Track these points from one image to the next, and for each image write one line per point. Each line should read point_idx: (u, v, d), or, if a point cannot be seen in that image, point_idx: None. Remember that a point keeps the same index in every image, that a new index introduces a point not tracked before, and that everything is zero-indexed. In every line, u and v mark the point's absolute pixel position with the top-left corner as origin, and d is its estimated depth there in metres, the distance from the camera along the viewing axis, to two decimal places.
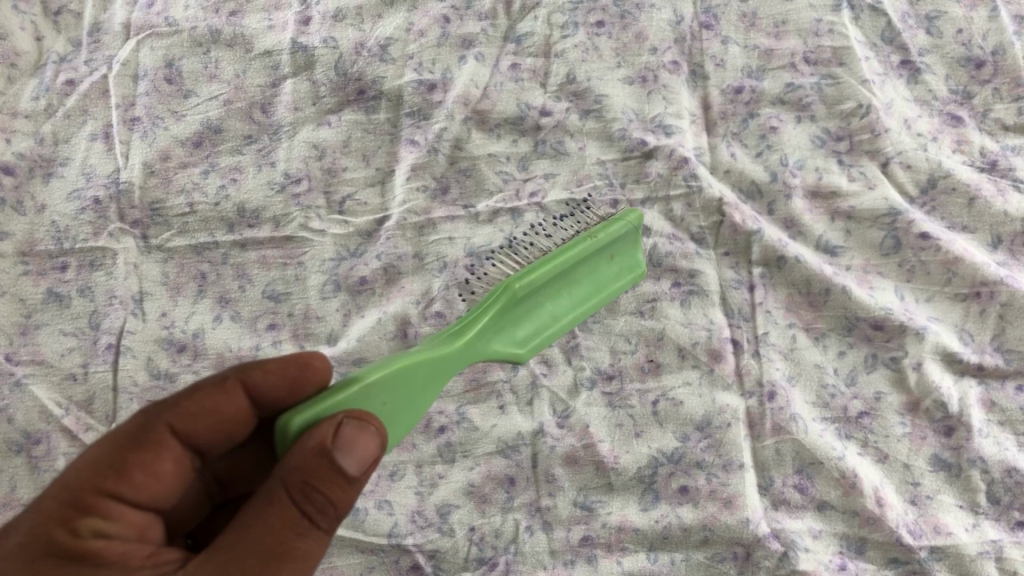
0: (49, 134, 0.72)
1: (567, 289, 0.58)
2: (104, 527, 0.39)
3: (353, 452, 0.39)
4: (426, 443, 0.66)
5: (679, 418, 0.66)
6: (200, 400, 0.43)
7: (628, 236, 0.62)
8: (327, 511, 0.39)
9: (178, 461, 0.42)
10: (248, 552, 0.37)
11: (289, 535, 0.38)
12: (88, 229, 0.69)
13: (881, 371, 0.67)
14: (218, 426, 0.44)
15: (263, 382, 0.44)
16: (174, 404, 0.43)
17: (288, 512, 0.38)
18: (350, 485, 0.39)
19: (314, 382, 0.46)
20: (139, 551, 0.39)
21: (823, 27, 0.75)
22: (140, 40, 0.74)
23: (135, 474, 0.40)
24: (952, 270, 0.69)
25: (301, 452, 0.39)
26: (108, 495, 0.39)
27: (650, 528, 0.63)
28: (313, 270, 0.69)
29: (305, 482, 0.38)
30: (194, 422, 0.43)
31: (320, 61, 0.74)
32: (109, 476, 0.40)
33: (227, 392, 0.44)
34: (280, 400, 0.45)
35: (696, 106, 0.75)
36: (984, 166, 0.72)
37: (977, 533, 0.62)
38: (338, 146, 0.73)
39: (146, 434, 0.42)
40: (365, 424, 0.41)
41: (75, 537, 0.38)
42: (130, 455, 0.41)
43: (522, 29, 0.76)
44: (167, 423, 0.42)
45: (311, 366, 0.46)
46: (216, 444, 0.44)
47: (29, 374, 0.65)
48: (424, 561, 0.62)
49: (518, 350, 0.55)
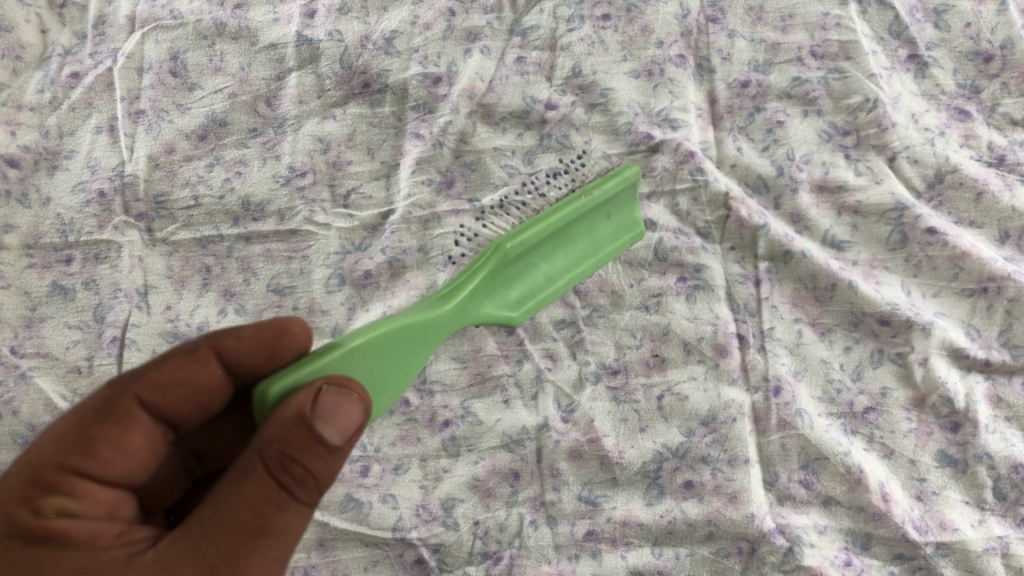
0: (54, 127, 0.72)
1: (562, 247, 0.57)
2: (69, 506, 0.39)
3: (333, 421, 0.38)
4: (430, 437, 0.66)
5: (684, 413, 0.66)
6: (171, 370, 0.43)
7: (625, 193, 0.59)
8: (307, 483, 0.38)
9: (148, 434, 0.43)
10: (225, 527, 0.37)
11: (267, 509, 0.37)
12: (92, 222, 0.69)
13: (887, 366, 0.67)
14: (190, 396, 0.44)
15: (238, 349, 0.44)
16: (144, 375, 0.43)
17: (265, 485, 0.37)
18: (331, 455, 0.39)
19: (292, 348, 0.46)
20: (107, 529, 0.39)
21: (830, 21, 0.75)
22: (145, 33, 0.74)
23: (102, 450, 0.41)
24: (959, 265, 0.68)
25: (278, 424, 0.37)
26: (74, 472, 0.40)
27: (654, 524, 0.63)
28: (318, 263, 0.69)
29: (282, 454, 0.37)
30: (164, 392, 0.43)
31: (325, 54, 0.74)
32: (75, 453, 0.40)
33: (200, 361, 0.44)
34: (257, 368, 0.45)
35: (702, 100, 0.75)
36: (992, 160, 0.71)
37: (983, 529, 0.62)
38: (342, 140, 0.73)
39: (113, 407, 0.42)
40: (346, 391, 0.39)
41: (39, 517, 0.38)
42: (96, 430, 0.41)
43: (527, 22, 0.76)
44: (134, 395, 0.42)
45: (289, 331, 0.46)
46: (189, 415, 0.45)
47: (35, 367, 0.65)
48: (429, 555, 0.63)
49: (512, 313, 0.54)
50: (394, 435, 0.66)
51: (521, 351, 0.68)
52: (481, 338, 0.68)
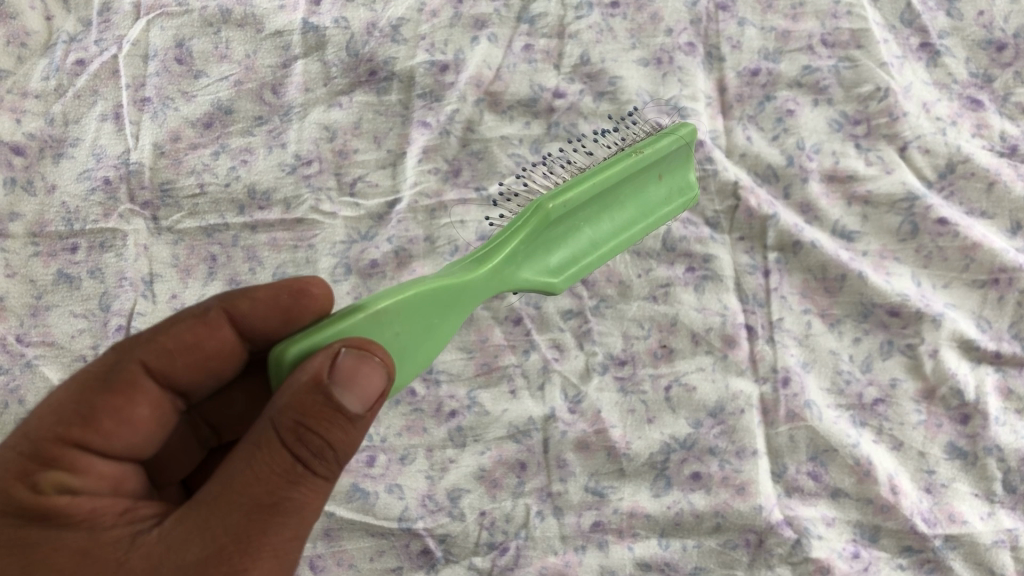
0: (59, 115, 0.71)
1: (608, 211, 0.55)
2: (70, 481, 0.39)
3: (355, 385, 0.38)
4: (436, 427, 0.65)
5: (692, 404, 0.66)
6: (180, 335, 0.43)
7: (678, 153, 0.57)
8: (326, 454, 0.38)
9: (154, 404, 0.42)
10: (236, 504, 0.36)
11: (280, 484, 0.37)
12: (98, 210, 0.69)
13: (896, 358, 0.66)
14: (200, 362, 0.44)
15: (252, 311, 0.44)
16: (150, 341, 0.42)
17: (279, 458, 0.37)
18: (353, 425, 0.38)
19: (312, 310, 0.45)
20: (112, 506, 0.39)
21: (841, 10, 0.73)
22: (150, 20, 0.73)
23: (103, 421, 0.40)
24: (970, 256, 0.68)
25: (293, 393, 0.37)
26: (75, 446, 0.40)
27: (661, 515, 0.63)
28: (324, 253, 0.69)
29: (297, 423, 0.37)
30: (174, 358, 0.43)
31: (331, 42, 0.73)
32: (76, 424, 0.40)
33: (210, 325, 0.43)
34: (273, 330, 0.45)
35: (712, 88, 0.74)
36: (1004, 151, 0.70)
37: (992, 522, 0.62)
38: (349, 129, 0.72)
39: (117, 375, 0.41)
40: (368, 354, 0.39)
41: (38, 494, 0.38)
42: (99, 400, 0.40)
43: (535, 9, 0.74)
44: (141, 361, 0.42)
45: (308, 292, 0.45)
46: (199, 380, 0.44)
47: (40, 355, 0.66)
48: (435, 545, 0.62)
49: (552, 279, 0.52)
50: (400, 425, 0.65)
51: (528, 341, 0.67)
52: (487, 328, 0.68)
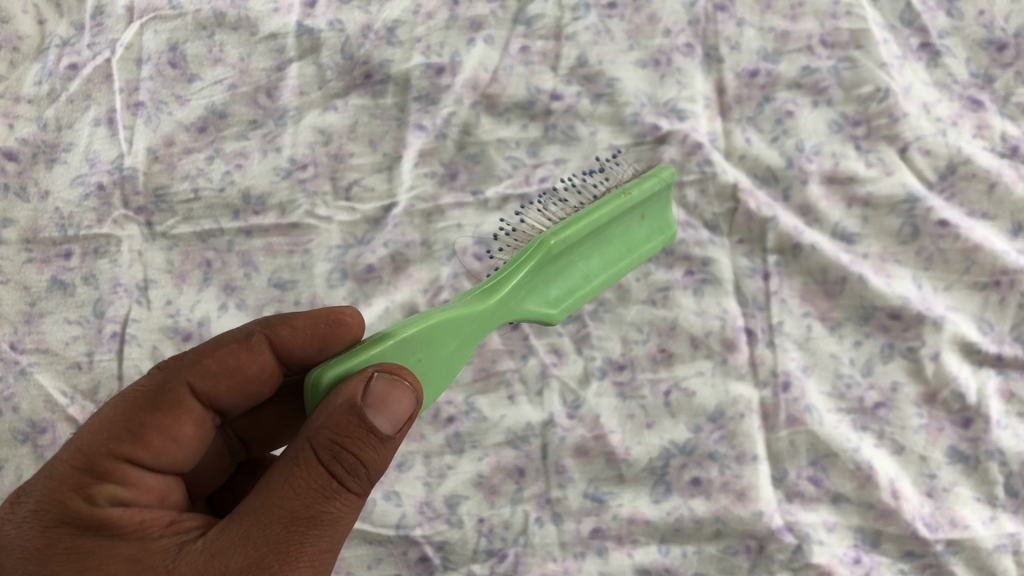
0: (52, 119, 0.70)
1: (598, 247, 0.54)
2: (122, 494, 0.41)
3: (387, 411, 0.39)
4: (434, 433, 0.65)
5: (692, 409, 0.65)
6: (222, 359, 0.46)
7: (660, 194, 0.58)
8: (359, 471, 0.39)
9: (197, 422, 0.44)
10: (276, 516, 0.38)
11: (317, 498, 0.39)
12: (91, 216, 0.69)
13: (898, 362, 0.66)
14: (240, 385, 0.46)
15: (291, 339, 0.46)
16: (197, 363, 0.45)
17: (316, 474, 0.39)
18: (383, 446, 0.40)
19: (344, 338, 0.47)
20: (159, 518, 0.41)
21: (841, 10, 0.72)
22: (143, 23, 0.72)
23: (154, 438, 0.43)
24: (972, 258, 0.67)
25: (328, 413, 0.38)
26: (125, 460, 0.42)
27: (661, 521, 0.62)
28: (319, 257, 0.69)
29: (334, 442, 0.38)
30: (216, 381, 0.45)
31: (326, 45, 0.72)
32: (128, 441, 0.42)
33: (252, 351, 0.46)
34: (309, 356, 0.47)
35: (711, 90, 0.73)
36: (1005, 152, 0.69)
37: (995, 526, 0.61)
38: (344, 132, 0.72)
39: (164, 396, 0.44)
40: (398, 378, 0.39)
41: (93, 506, 0.40)
42: (148, 418, 0.43)
43: (532, 10, 0.73)
44: (186, 381, 0.44)
45: (343, 321, 0.47)
46: (235, 403, 0.47)
47: (34, 363, 0.65)
48: (433, 553, 0.62)
49: (551, 311, 0.50)
50: None
51: (526, 346, 0.67)
52: (484, 333, 0.67)
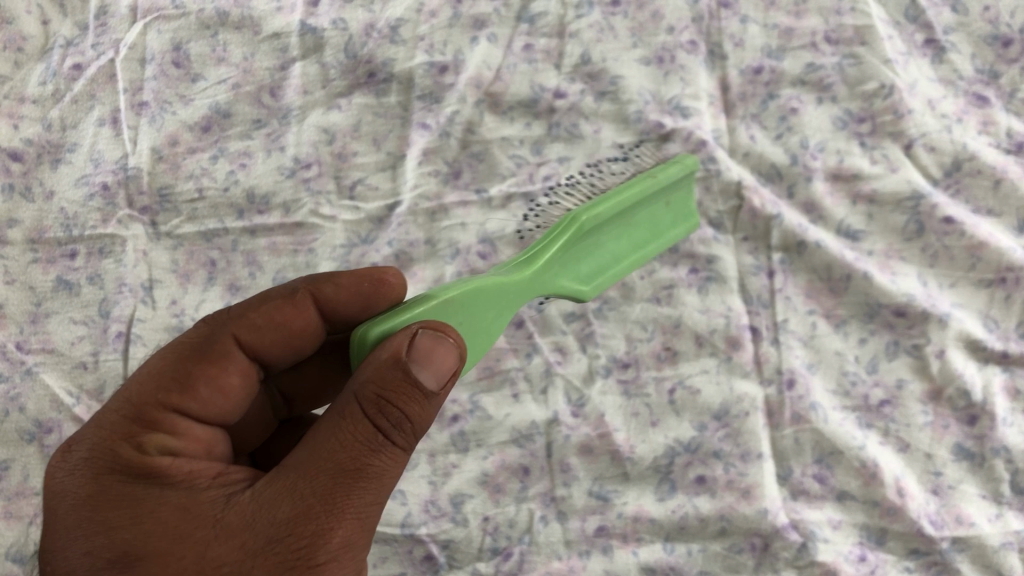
0: (57, 119, 0.71)
1: (627, 229, 0.54)
2: (171, 443, 0.42)
3: (433, 366, 0.39)
4: (439, 432, 0.65)
5: (696, 407, 0.65)
6: (268, 313, 0.47)
7: (683, 181, 0.58)
8: (403, 423, 0.39)
9: (242, 373, 0.46)
10: (323, 468, 0.38)
11: (361, 451, 0.38)
12: (96, 216, 0.69)
13: (903, 359, 0.66)
14: (283, 340, 0.47)
15: (334, 296, 0.47)
16: (242, 317, 0.46)
17: (361, 428, 0.38)
18: (428, 400, 0.39)
19: (388, 297, 0.48)
20: (205, 470, 0.41)
21: (845, 5, 0.72)
22: (147, 23, 0.72)
23: (201, 389, 0.44)
24: (977, 255, 0.67)
25: (372, 366, 0.38)
26: (173, 409, 0.43)
27: (666, 519, 0.63)
28: (324, 256, 0.69)
29: (380, 395, 0.38)
30: (259, 333, 0.46)
31: (329, 44, 0.72)
32: (175, 391, 0.43)
33: (296, 305, 0.47)
34: (348, 313, 0.48)
35: (714, 87, 0.73)
36: (1011, 148, 0.69)
37: (1001, 524, 0.61)
38: (348, 131, 0.72)
39: (211, 348, 0.45)
40: (442, 334, 0.39)
41: (142, 454, 0.41)
42: (195, 368, 0.44)
43: (535, 8, 0.73)
44: (232, 333, 0.46)
45: (386, 280, 0.48)
46: (279, 357, 0.48)
47: (40, 363, 0.66)
48: (438, 551, 0.62)
49: (583, 287, 0.51)
50: None
51: (530, 345, 0.67)
52: None
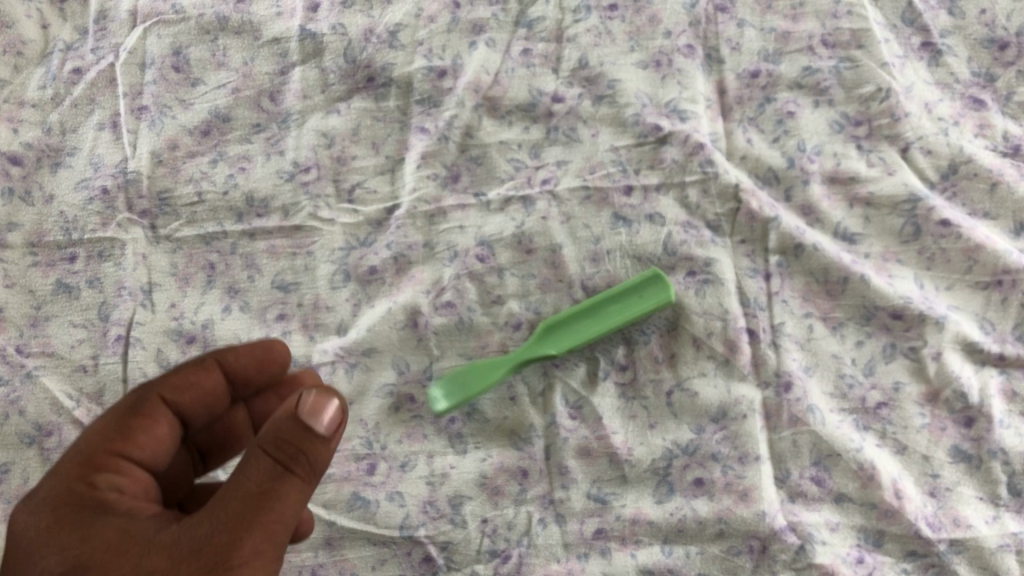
0: (56, 123, 0.71)
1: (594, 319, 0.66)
2: (119, 482, 0.45)
3: (321, 416, 0.43)
4: (437, 434, 0.65)
5: (694, 409, 0.65)
6: (184, 375, 0.50)
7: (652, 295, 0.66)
8: (300, 458, 0.43)
9: (172, 425, 0.49)
10: (235, 497, 0.42)
11: (266, 478, 0.42)
12: (96, 220, 0.69)
13: (900, 361, 0.66)
14: (201, 399, 0.50)
15: (234, 361, 0.52)
16: (168, 379, 0.49)
17: (264, 464, 0.42)
18: (323, 443, 0.43)
19: (279, 358, 0.55)
20: (145, 507, 0.45)
21: (842, 9, 0.74)
22: (147, 27, 0.74)
23: (141, 437, 0.47)
24: (974, 257, 0.67)
25: (275, 420, 0.43)
26: (119, 455, 0.46)
27: (664, 522, 0.63)
28: (323, 259, 0.69)
29: (277, 438, 0.43)
30: (182, 394, 0.49)
31: (328, 48, 0.73)
32: (119, 438, 0.46)
33: (206, 369, 0.51)
34: (250, 377, 0.53)
35: (711, 91, 0.74)
36: (1007, 150, 0.70)
37: (998, 525, 0.62)
38: (347, 135, 0.72)
39: (140, 404, 0.48)
40: (328, 390, 0.44)
41: (93, 488, 0.44)
42: (131, 422, 0.47)
43: (533, 13, 0.75)
44: (159, 392, 0.48)
45: (275, 349, 0.55)
46: (196, 415, 0.51)
47: (40, 366, 0.66)
48: (436, 552, 0.62)
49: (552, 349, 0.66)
50: (401, 432, 0.65)
51: None
52: (487, 334, 0.67)
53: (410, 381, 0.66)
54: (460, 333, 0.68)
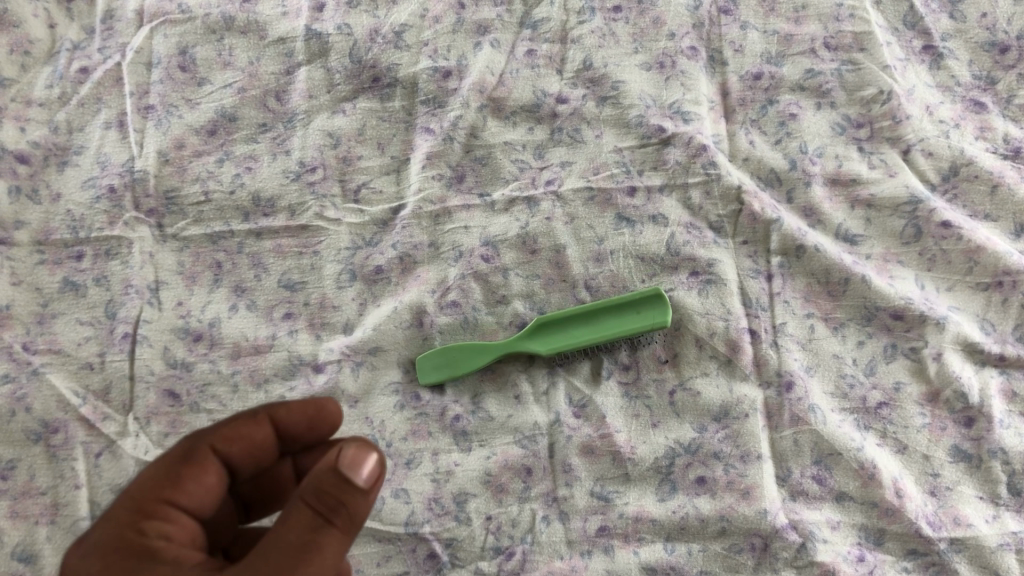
0: (63, 122, 0.72)
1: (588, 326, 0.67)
2: (167, 530, 0.43)
3: (361, 469, 0.42)
4: (441, 432, 0.66)
5: (697, 408, 0.66)
6: (237, 427, 0.48)
7: (649, 310, 0.66)
8: (339, 510, 0.42)
9: (220, 475, 0.47)
10: (276, 548, 0.40)
11: (306, 529, 0.41)
12: (103, 218, 0.69)
13: (900, 361, 0.66)
14: (250, 451, 0.49)
15: (287, 417, 0.50)
16: (221, 430, 0.48)
17: (305, 516, 0.41)
18: (362, 495, 0.42)
19: (330, 417, 0.53)
20: (191, 556, 0.43)
21: (844, 12, 0.75)
22: (154, 27, 0.74)
23: (190, 485, 0.45)
24: (974, 259, 0.68)
25: (315, 472, 0.43)
26: (168, 502, 0.44)
27: (667, 519, 0.63)
28: (329, 258, 0.70)
29: (317, 489, 0.42)
30: (232, 444, 0.48)
31: (334, 48, 0.74)
32: (168, 486, 0.45)
33: (258, 423, 0.49)
34: (299, 435, 0.52)
35: (714, 92, 0.74)
36: (1008, 153, 0.71)
37: (997, 524, 0.62)
38: (352, 135, 0.73)
39: (192, 452, 0.46)
40: (367, 444, 0.44)
41: (142, 536, 0.43)
42: (181, 471, 0.45)
43: (538, 14, 0.75)
44: (210, 442, 0.47)
45: (326, 408, 0.52)
46: (242, 467, 0.49)
47: (46, 363, 0.65)
48: (441, 549, 0.62)
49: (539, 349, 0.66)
50: (405, 430, 0.65)
51: None
52: (491, 334, 0.68)
53: (414, 379, 0.67)
54: (464, 331, 0.68)
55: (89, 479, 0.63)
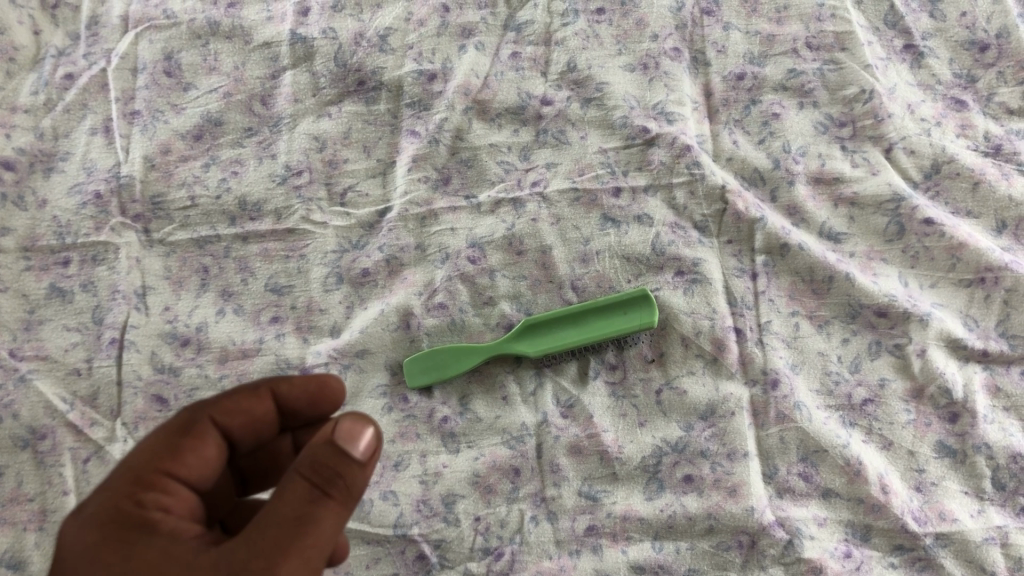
0: (49, 129, 0.72)
1: (575, 325, 0.67)
2: (165, 501, 0.43)
3: (357, 443, 0.42)
4: (429, 433, 0.66)
5: (684, 407, 0.66)
6: (237, 400, 0.48)
7: (636, 309, 0.67)
8: (336, 482, 0.42)
9: (219, 448, 0.47)
10: (273, 520, 0.40)
11: (302, 502, 0.41)
12: (90, 224, 0.69)
13: (885, 358, 0.67)
14: (250, 425, 0.49)
15: (288, 393, 0.51)
16: (220, 402, 0.48)
17: (301, 489, 0.41)
18: (359, 468, 0.42)
19: (333, 397, 0.53)
20: (189, 528, 0.43)
21: (825, 13, 0.75)
22: (139, 33, 0.74)
23: (188, 457, 0.45)
24: (956, 255, 0.68)
25: (310, 446, 0.43)
26: (166, 474, 0.44)
27: (654, 518, 0.63)
28: (316, 262, 0.70)
29: (313, 462, 0.42)
30: (231, 417, 0.48)
31: (319, 52, 0.74)
32: (166, 458, 0.44)
33: (259, 398, 0.49)
34: (300, 411, 0.52)
35: (697, 93, 0.75)
36: (989, 150, 0.71)
37: (982, 519, 0.63)
38: (338, 138, 0.73)
39: (191, 424, 0.46)
40: (363, 418, 0.43)
41: (140, 508, 0.42)
42: (179, 441, 0.45)
43: (522, 17, 0.76)
44: (209, 414, 0.47)
45: (329, 385, 0.53)
46: (242, 439, 0.49)
47: (33, 370, 0.65)
48: (430, 550, 0.63)
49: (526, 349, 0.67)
50: (393, 432, 0.66)
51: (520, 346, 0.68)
52: (478, 336, 0.68)
53: (402, 381, 0.67)
54: (451, 333, 0.69)
55: (78, 485, 0.63)
